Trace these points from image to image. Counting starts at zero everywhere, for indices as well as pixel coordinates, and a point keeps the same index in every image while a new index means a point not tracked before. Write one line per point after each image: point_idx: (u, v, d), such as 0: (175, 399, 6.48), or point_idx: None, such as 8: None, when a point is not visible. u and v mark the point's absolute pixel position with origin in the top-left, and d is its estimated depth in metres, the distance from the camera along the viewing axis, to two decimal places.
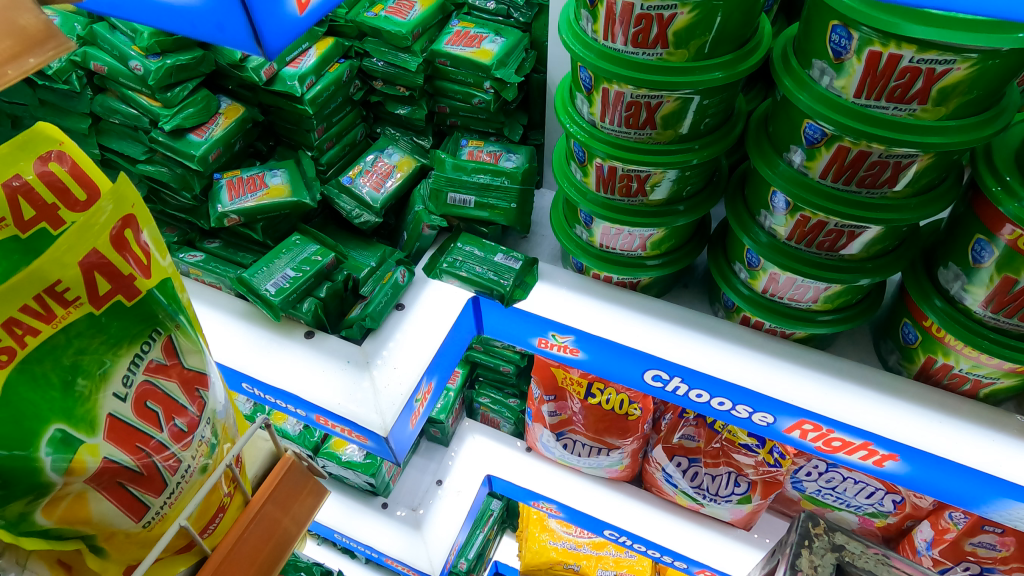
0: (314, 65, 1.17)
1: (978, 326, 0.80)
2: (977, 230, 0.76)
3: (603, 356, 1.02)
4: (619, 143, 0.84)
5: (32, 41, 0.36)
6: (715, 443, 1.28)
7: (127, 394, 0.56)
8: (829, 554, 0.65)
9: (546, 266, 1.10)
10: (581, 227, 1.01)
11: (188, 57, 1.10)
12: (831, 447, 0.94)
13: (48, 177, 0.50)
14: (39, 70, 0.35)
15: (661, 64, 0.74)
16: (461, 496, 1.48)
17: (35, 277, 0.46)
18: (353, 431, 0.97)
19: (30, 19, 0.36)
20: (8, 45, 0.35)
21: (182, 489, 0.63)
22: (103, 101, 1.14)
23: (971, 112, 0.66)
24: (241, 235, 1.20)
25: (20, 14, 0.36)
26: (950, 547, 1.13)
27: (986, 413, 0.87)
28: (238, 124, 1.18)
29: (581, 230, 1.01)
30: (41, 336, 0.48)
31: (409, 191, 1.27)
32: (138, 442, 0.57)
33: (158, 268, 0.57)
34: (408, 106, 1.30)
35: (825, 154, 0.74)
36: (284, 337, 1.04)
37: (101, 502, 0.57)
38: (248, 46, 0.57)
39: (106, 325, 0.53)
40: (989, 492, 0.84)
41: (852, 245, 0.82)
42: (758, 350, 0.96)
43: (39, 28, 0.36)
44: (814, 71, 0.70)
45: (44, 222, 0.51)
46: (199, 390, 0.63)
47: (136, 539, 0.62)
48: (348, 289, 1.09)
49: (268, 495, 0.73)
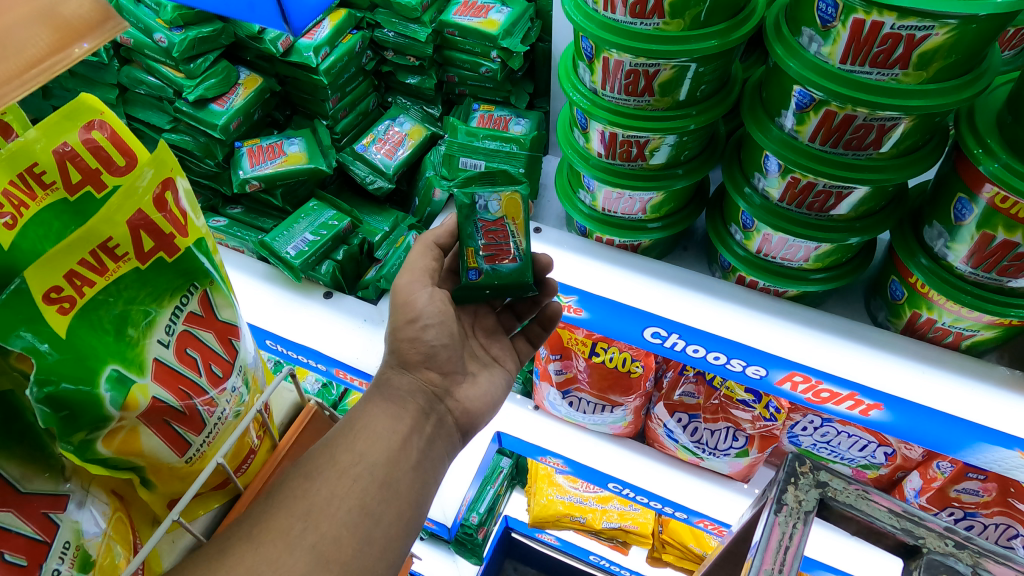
0: (328, 36, 1.27)
1: (960, 282, 0.85)
2: (959, 189, 0.80)
3: (605, 315, 1.05)
4: (620, 110, 0.88)
5: (78, 33, 0.41)
6: (714, 399, 1.35)
7: (169, 341, 0.63)
8: (813, 490, 0.70)
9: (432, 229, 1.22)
10: (497, 189, 1.01)
11: (210, 30, 1.27)
12: (820, 398, 0.98)
13: (91, 144, 0.57)
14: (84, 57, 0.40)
15: (659, 33, 0.78)
16: (471, 451, 1.63)
17: (90, 235, 0.54)
18: (354, 377, 1.06)
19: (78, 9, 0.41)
20: (55, 37, 0.40)
21: (219, 430, 0.71)
22: (131, 72, 1.33)
23: (952, 76, 0.70)
24: (261, 202, 1.33)
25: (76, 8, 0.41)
26: (936, 494, 1.19)
27: (969, 363, 0.92)
28: (256, 94, 1.34)
29: (491, 201, 1.00)
30: (96, 287, 0.56)
31: (420, 158, 1.38)
32: (181, 385, 0.65)
33: (194, 228, 0.64)
34: (418, 76, 1.41)
35: (813, 118, 0.78)
36: (305, 297, 1.12)
37: (150, 437, 0.63)
38: (279, 23, 0.89)
39: (149, 278, 0.60)
40: (968, 438, 0.89)
41: (841, 206, 0.86)
42: (752, 307, 1.01)
43: (86, 15, 0.41)
44: (803, 39, 0.74)
45: (89, 185, 0.58)
46: (232, 340, 0.71)
47: (179, 474, 0.69)
48: (363, 252, 1.22)
49: (293, 439, 0.86)
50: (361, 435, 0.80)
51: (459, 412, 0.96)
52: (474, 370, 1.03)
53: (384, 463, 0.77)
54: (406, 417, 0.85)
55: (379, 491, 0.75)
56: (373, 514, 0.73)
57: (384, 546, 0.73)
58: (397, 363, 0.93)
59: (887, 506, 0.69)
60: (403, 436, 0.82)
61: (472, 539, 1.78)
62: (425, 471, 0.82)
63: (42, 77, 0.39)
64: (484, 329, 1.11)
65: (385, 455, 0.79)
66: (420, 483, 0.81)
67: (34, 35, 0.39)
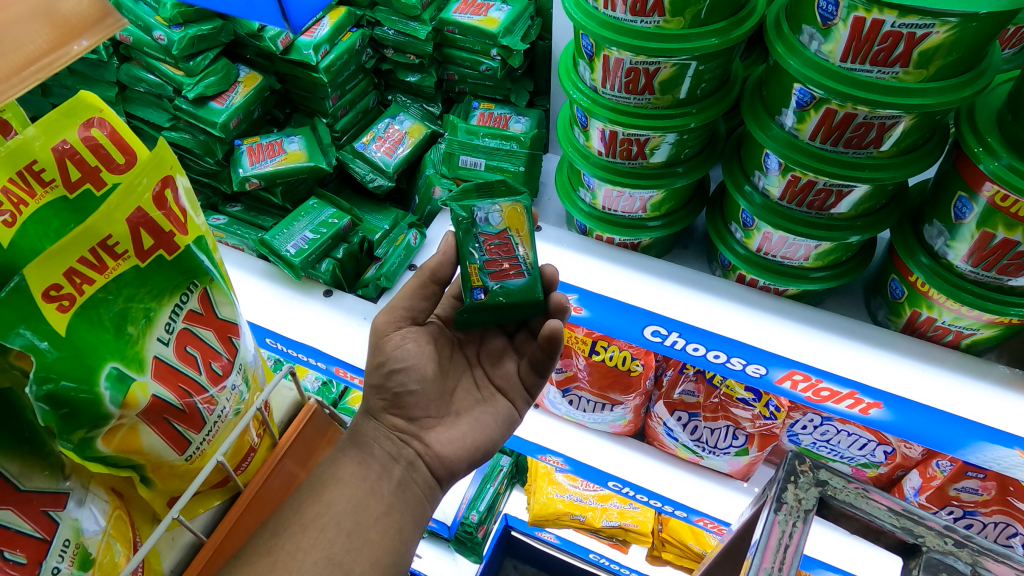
0: (327, 34, 1.27)
1: (960, 280, 0.85)
2: (959, 188, 0.80)
3: (606, 314, 1.05)
4: (620, 109, 0.88)
5: (78, 29, 0.41)
6: (714, 398, 1.35)
7: (169, 339, 0.63)
8: (813, 488, 0.70)
9: (434, 228, 1.22)
10: (497, 201, 1.03)
11: (209, 27, 1.27)
12: (820, 397, 0.98)
13: (90, 141, 0.57)
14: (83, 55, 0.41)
15: (659, 31, 0.78)
16: None
17: (89, 232, 0.54)
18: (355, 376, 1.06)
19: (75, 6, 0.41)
20: (53, 35, 0.40)
21: (218, 428, 0.71)
22: (129, 70, 1.32)
23: (952, 74, 0.70)
24: (261, 200, 1.33)
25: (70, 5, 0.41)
26: (936, 492, 1.19)
27: (968, 362, 0.92)
28: (256, 92, 1.34)
29: (491, 212, 1.02)
30: (96, 285, 0.56)
31: (420, 156, 1.38)
32: (180, 382, 0.64)
33: (194, 226, 0.64)
34: (419, 74, 1.40)
35: (813, 116, 0.78)
36: (304, 295, 1.12)
37: (150, 435, 0.63)
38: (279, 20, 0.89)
39: (149, 276, 0.60)
40: (968, 437, 0.89)
41: (841, 204, 0.86)
42: (752, 305, 1.00)
43: (86, 10, 0.42)
44: (804, 37, 0.74)
45: (88, 183, 0.58)
46: (232, 338, 0.71)
47: (178, 472, 0.69)
48: (363, 250, 1.22)
49: (294, 437, 0.84)
50: (332, 483, 0.89)
51: (432, 457, 0.99)
52: (462, 408, 1.05)
53: (350, 511, 0.86)
54: (373, 464, 0.93)
55: (346, 540, 0.83)
56: (342, 563, 0.81)
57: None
58: (364, 410, 0.99)
59: (887, 505, 0.69)
60: (372, 481, 0.92)
61: (471, 538, 1.77)
62: (395, 516, 0.90)
63: (41, 75, 0.39)
64: (491, 354, 1.13)
65: (350, 504, 0.87)
66: (393, 528, 0.89)
67: (35, 30, 0.39)
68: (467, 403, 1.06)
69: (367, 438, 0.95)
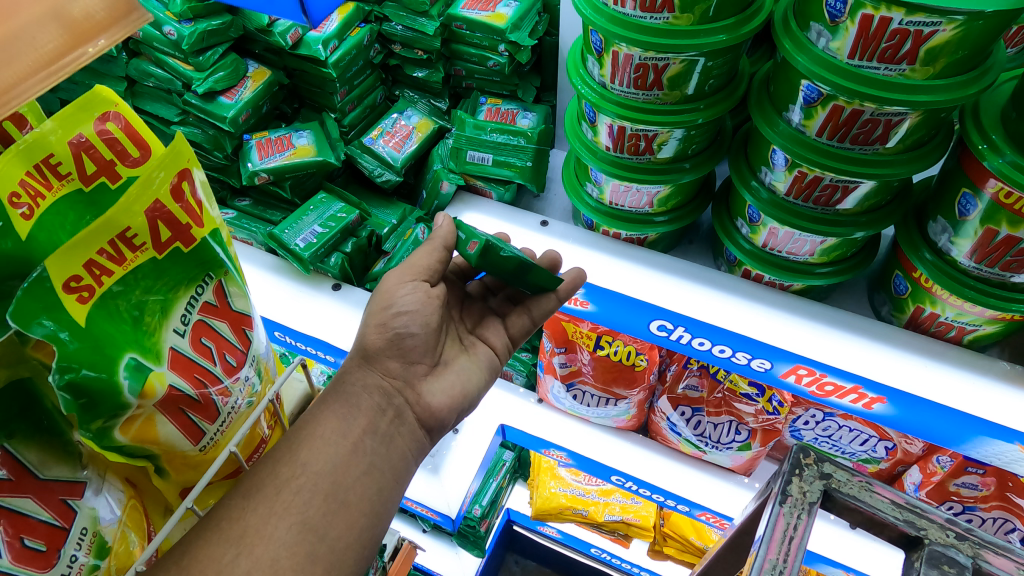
0: (336, 30, 1.28)
1: (963, 276, 0.86)
2: (964, 184, 0.81)
3: (612, 308, 1.05)
4: (629, 104, 0.89)
5: (97, 28, 0.42)
6: (717, 393, 1.34)
7: (184, 331, 0.64)
8: (817, 481, 0.71)
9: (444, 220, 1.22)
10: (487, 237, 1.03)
11: (219, 22, 1.27)
12: (824, 391, 0.99)
13: (105, 135, 0.58)
14: (102, 53, 0.42)
15: (669, 27, 0.78)
16: (475, 443, 1.64)
17: (109, 225, 0.54)
18: None
19: (96, 6, 0.42)
20: (74, 34, 0.41)
21: (231, 419, 0.72)
22: (139, 65, 1.34)
23: (959, 71, 0.71)
24: (269, 194, 1.35)
25: (88, 5, 0.42)
26: (935, 488, 1.20)
27: (971, 358, 0.93)
28: (265, 87, 1.34)
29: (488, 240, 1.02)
30: (115, 276, 0.57)
31: (428, 151, 1.39)
32: (196, 373, 0.65)
33: (209, 219, 0.65)
34: (426, 69, 1.42)
35: (821, 113, 0.78)
36: (314, 289, 1.14)
37: (166, 425, 0.64)
38: (296, 16, 0.91)
39: (166, 269, 0.61)
40: (969, 432, 0.89)
41: (847, 201, 0.86)
42: (758, 300, 1.01)
43: (108, 9, 0.43)
44: (812, 33, 0.75)
45: (104, 176, 0.58)
46: (244, 330, 0.72)
47: (192, 462, 0.69)
48: (371, 244, 1.24)
49: None
50: (309, 440, 0.76)
51: (421, 408, 0.92)
52: (449, 358, 1.02)
53: (331, 472, 0.75)
54: (360, 417, 0.82)
55: (324, 504, 0.72)
56: (317, 528, 0.71)
57: (331, 561, 0.71)
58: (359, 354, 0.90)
59: (890, 498, 0.69)
60: (355, 439, 0.80)
61: (474, 532, 1.80)
62: (374, 475, 0.78)
63: (71, 67, 0.41)
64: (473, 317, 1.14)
65: (332, 463, 0.76)
66: (374, 490, 0.78)
67: (52, 31, 0.40)
68: (454, 353, 1.03)
69: (351, 389, 0.85)
